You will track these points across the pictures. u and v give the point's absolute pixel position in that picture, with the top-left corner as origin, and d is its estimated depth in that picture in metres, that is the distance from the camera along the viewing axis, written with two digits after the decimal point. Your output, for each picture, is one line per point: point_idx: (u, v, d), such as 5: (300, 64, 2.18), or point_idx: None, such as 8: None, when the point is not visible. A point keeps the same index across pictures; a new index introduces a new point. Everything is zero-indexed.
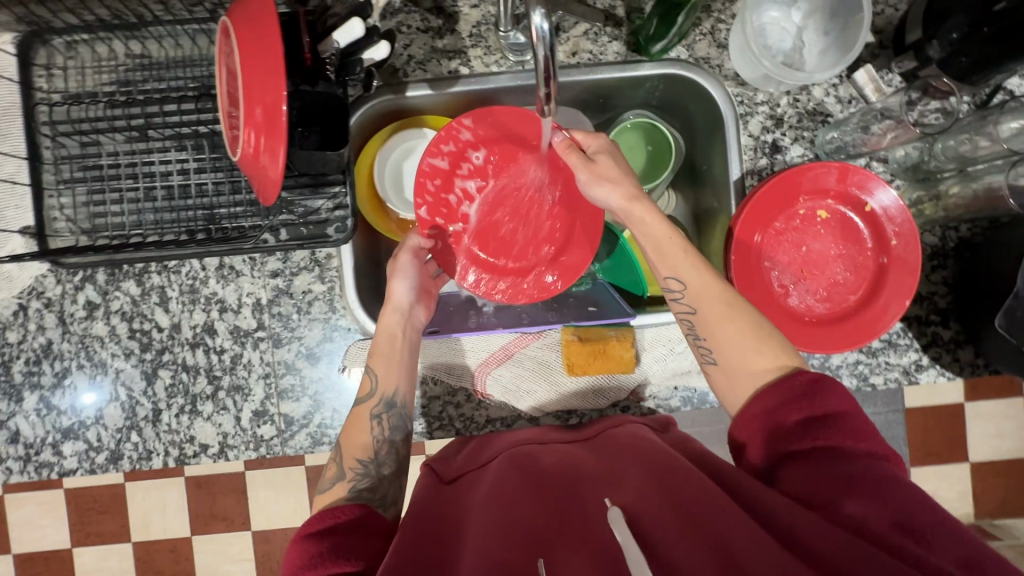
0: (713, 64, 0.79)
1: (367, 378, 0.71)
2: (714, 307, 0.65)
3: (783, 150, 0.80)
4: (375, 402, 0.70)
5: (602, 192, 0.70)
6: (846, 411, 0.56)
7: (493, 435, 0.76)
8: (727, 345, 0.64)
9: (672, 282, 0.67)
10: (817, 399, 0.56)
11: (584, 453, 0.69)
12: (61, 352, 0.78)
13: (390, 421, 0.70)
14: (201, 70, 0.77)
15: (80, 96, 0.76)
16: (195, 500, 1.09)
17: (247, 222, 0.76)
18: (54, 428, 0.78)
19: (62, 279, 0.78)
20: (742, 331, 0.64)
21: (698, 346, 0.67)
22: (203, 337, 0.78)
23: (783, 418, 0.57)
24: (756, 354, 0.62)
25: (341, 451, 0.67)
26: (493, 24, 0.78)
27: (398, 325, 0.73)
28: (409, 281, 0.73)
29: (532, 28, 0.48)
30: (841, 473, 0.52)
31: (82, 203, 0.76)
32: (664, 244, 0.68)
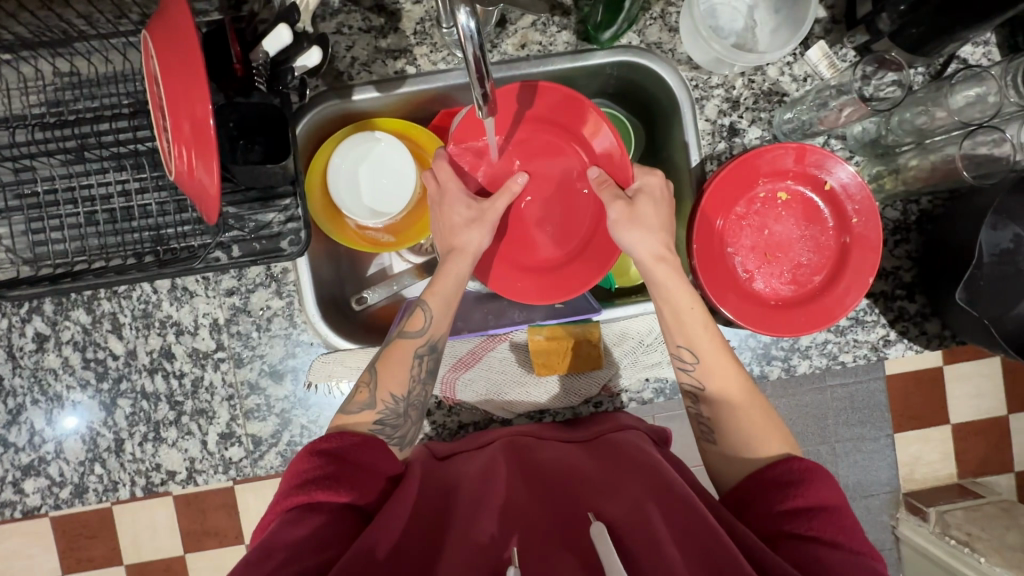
0: (666, 49, 0.78)
1: (421, 313, 0.68)
2: (725, 387, 0.65)
3: (740, 133, 0.79)
4: (424, 341, 0.67)
5: (636, 247, 0.68)
6: (838, 504, 0.55)
7: (485, 431, 0.75)
8: (739, 428, 0.63)
9: (683, 351, 0.66)
10: (808, 485, 0.56)
11: (581, 454, 0.68)
12: (13, 387, 0.76)
13: (428, 365, 0.68)
14: (135, 85, 0.73)
15: (8, 119, 0.73)
16: (185, 517, 1.08)
17: (197, 241, 0.74)
18: (14, 466, 0.76)
19: (7, 313, 0.75)
20: (751, 417, 0.64)
21: (699, 422, 0.67)
22: (161, 361, 0.76)
23: (774, 502, 0.56)
24: (764, 440, 0.62)
25: (376, 381, 0.65)
26: (436, 20, 0.75)
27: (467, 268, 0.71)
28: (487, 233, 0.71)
29: (458, 28, 0.47)
30: (827, 561, 0.51)
31: (20, 232, 0.73)
32: (684, 313, 0.67)
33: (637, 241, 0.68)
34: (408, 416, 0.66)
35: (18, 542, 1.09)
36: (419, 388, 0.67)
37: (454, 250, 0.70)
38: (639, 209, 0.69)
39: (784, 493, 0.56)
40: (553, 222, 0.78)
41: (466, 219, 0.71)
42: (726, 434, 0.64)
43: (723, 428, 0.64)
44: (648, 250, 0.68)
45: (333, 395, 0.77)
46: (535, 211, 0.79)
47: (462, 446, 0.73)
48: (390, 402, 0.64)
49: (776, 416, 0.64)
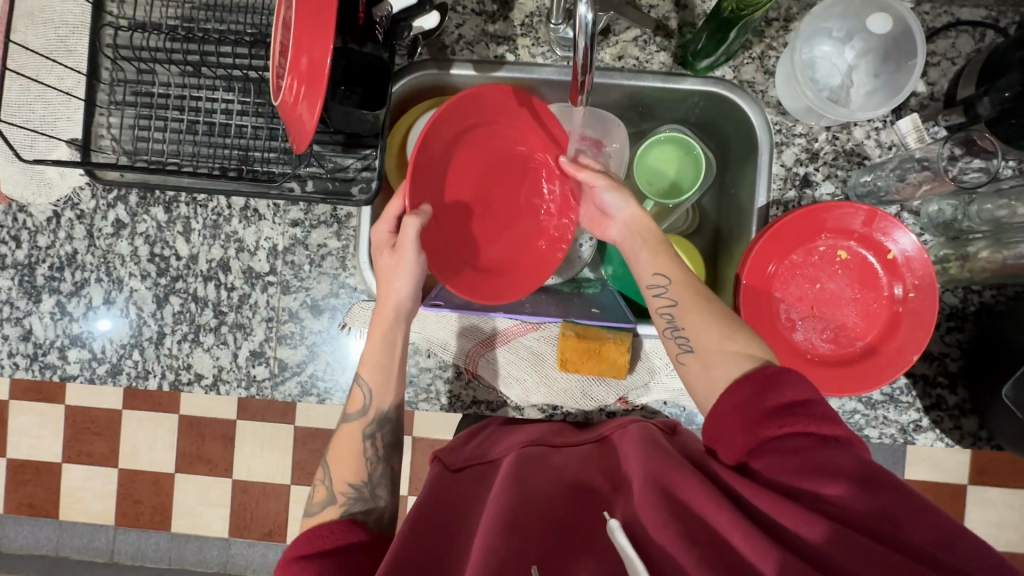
0: (757, 89, 0.79)
1: (359, 391, 0.70)
2: (694, 302, 0.65)
3: (813, 185, 0.78)
4: (367, 421, 0.69)
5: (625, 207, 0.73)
6: (818, 398, 0.54)
7: (495, 436, 0.76)
8: (704, 335, 0.63)
9: (657, 280, 0.68)
10: (783, 390, 0.55)
11: (593, 456, 0.69)
12: (83, 263, 0.81)
13: (384, 440, 0.70)
14: (261, 18, 0.80)
15: (145, 25, 0.80)
16: (185, 437, 1.12)
17: (278, 169, 0.79)
18: (64, 333, 0.82)
19: (97, 194, 0.81)
20: (716, 324, 0.64)
21: (676, 340, 0.65)
22: (217, 272, 0.81)
23: (752, 414, 0.55)
24: (727, 339, 0.62)
25: (331, 479, 0.66)
26: (545, 17, 0.79)
27: (399, 322, 0.71)
28: (412, 282, 0.70)
29: (576, 17, 0.50)
30: (819, 462, 0.51)
31: (129, 125, 0.80)
32: (655, 240, 0.70)
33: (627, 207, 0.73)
34: (378, 498, 0.66)
35: (34, 420, 1.15)
36: (380, 467, 0.69)
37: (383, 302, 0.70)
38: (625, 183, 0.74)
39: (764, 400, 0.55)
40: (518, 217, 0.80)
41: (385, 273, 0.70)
42: (694, 338, 0.64)
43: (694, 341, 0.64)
44: (629, 198, 0.72)
45: (365, 342, 0.80)
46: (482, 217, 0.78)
47: (473, 456, 0.72)
48: (350, 492, 0.66)
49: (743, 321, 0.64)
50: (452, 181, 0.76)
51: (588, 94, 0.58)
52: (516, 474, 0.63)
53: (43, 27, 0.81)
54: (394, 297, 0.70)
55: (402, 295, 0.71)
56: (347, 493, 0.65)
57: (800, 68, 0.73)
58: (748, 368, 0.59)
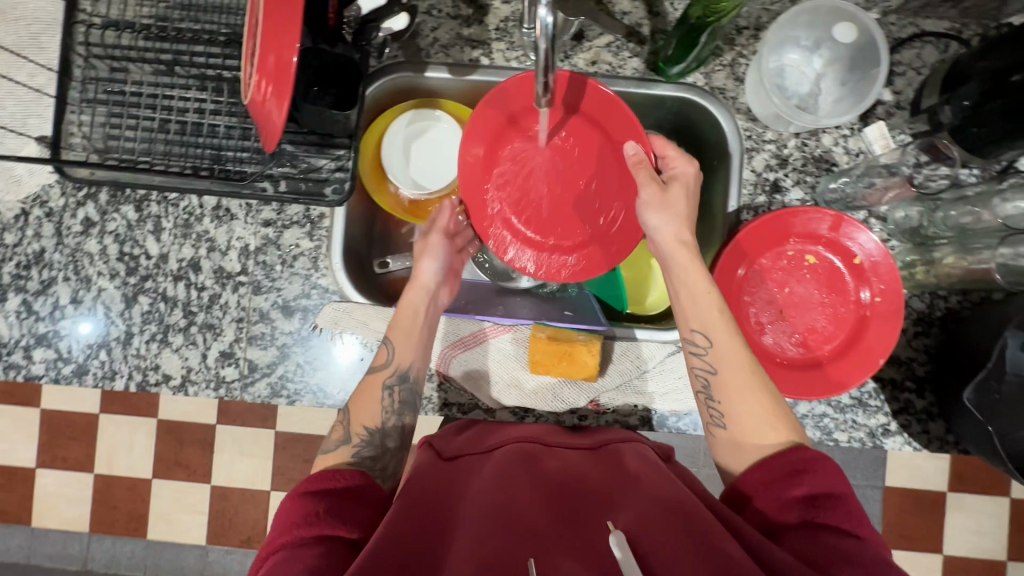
0: (728, 96, 0.80)
1: (384, 349, 0.72)
2: (736, 379, 0.65)
3: (783, 191, 0.79)
4: (389, 372, 0.71)
5: (655, 222, 0.71)
6: (844, 490, 0.55)
7: (495, 426, 0.75)
8: (744, 415, 0.63)
9: (698, 334, 0.66)
10: (816, 476, 0.56)
11: (586, 461, 0.67)
12: (51, 261, 0.80)
13: (400, 396, 0.71)
14: (235, 18, 0.80)
15: (119, 23, 0.80)
16: (164, 442, 1.10)
17: (250, 168, 0.79)
18: (29, 332, 0.80)
19: (67, 192, 0.81)
20: (763, 408, 0.63)
21: (708, 408, 0.66)
22: (187, 271, 0.80)
23: (780, 492, 0.57)
24: (767, 428, 0.62)
25: (351, 417, 0.68)
26: (519, 22, 0.80)
27: (422, 301, 0.75)
28: (437, 264, 0.78)
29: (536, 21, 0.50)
30: (835, 547, 0.51)
31: (100, 123, 0.80)
32: (699, 297, 0.67)
33: (665, 222, 0.70)
34: (387, 447, 0.67)
35: (9, 425, 1.13)
36: (395, 417, 0.70)
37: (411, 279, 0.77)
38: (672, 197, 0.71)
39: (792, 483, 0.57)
40: (584, 208, 0.81)
41: (416, 253, 0.78)
42: (728, 403, 0.64)
43: (728, 406, 0.65)
44: (676, 228, 0.70)
45: (349, 346, 0.79)
46: (544, 199, 0.81)
47: (466, 448, 0.71)
48: (364, 435, 0.67)
49: (788, 405, 0.64)
50: (508, 167, 0.81)
51: (554, 91, 0.58)
52: (511, 479, 0.62)
53: (14, 23, 0.81)
54: (421, 277, 0.77)
55: (429, 275, 0.77)
56: (361, 435, 0.67)
57: (767, 75, 0.75)
58: (777, 453, 0.60)
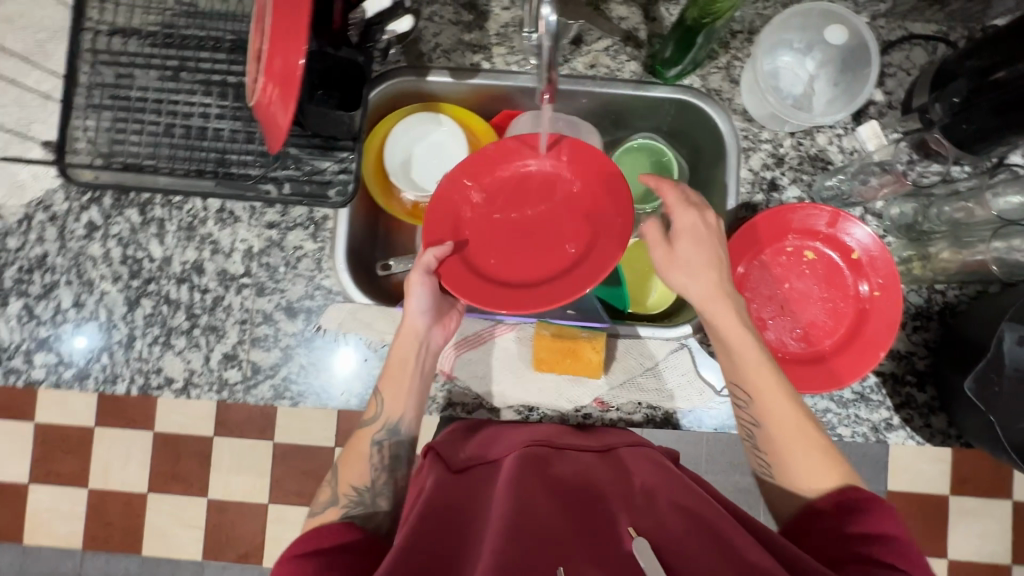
0: (724, 97, 0.81)
1: (374, 402, 0.71)
2: (782, 431, 0.64)
3: (780, 189, 0.81)
4: (379, 427, 0.70)
5: (696, 289, 0.68)
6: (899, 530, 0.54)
7: (497, 434, 0.74)
8: (792, 463, 0.63)
9: (738, 389, 0.67)
10: (868, 516, 0.56)
11: (601, 467, 0.67)
12: (54, 265, 0.80)
13: (391, 451, 0.70)
14: (241, 25, 0.81)
15: (126, 30, 0.81)
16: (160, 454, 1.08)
17: (255, 171, 0.80)
18: (30, 337, 0.80)
19: (70, 197, 0.81)
20: (811, 453, 0.63)
21: (757, 457, 0.67)
22: (191, 274, 0.80)
23: (839, 528, 0.57)
24: (815, 472, 0.62)
25: (339, 478, 0.67)
26: (519, 27, 0.82)
27: (411, 352, 0.72)
28: (428, 311, 0.72)
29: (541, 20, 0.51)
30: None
31: (105, 128, 0.81)
32: (738, 351, 0.66)
33: (696, 282, 0.68)
34: (378, 507, 0.66)
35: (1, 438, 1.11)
36: (385, 474, 0.68)
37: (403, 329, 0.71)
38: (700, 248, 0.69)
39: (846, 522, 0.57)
40: (548, 262, 0.76)
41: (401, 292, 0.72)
42: (781, 454, 0.64)
43: (777, 454, 0.64)
44: (712, 285, 0.67)
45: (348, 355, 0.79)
46: (507, 247, 0.77)
47: (473, 454, 0.69)
48: (353, 494, 0.66)
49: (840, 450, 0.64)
50: (485, 211, 0.78)
51: (556, 89, 0.60)
52: (531, 485, 0.60)
53: (21, 31, 0.82)
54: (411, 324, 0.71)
55: (417, 317, 0.71)
56: (349, 495, 0.66)
57: (761, 76, 0.77)
58: (833, 492, 0.60)
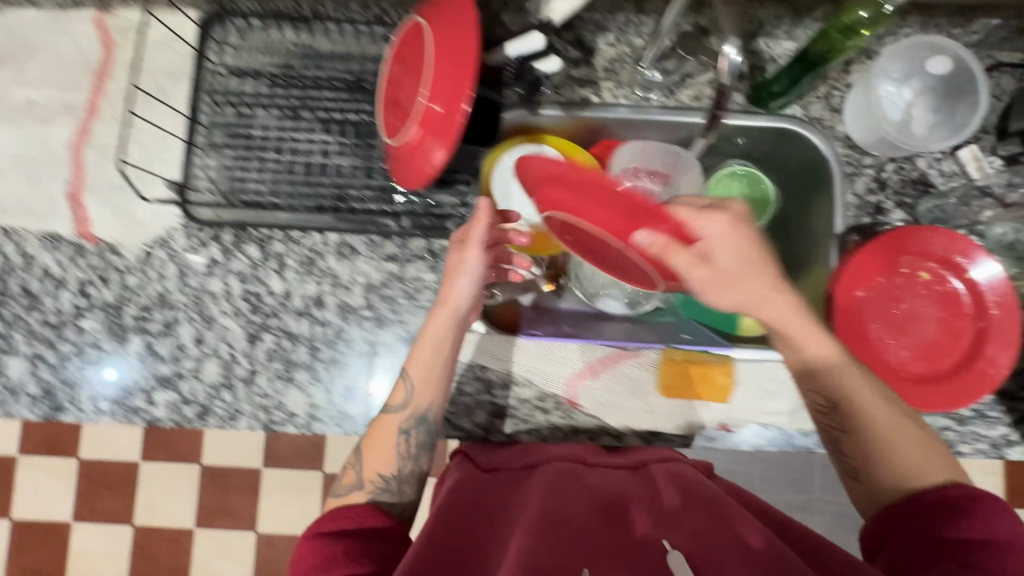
0: (826, 125, 0.85)
1: (402, 383, 0.68)
2: (890, 433, 0.60)
3: (885, 213, 0.83)
4: (407, 415, 0.67)
5: (731, 298, 0.58)
6: (1010, 538, 0.52)
7: (533, 445, 0.74)
8: (895, 458, 0.59)
9: (840, 415, 0.62)
10: (976, 518, 0.53)
11: (630, 479, 0.67)
12: (174, 302, 0.81)
13: (418, 439, 0.66)
14: (357, 64, 0.83)
15: (245, 71, 0.83)
16: (142, 521, 0.83)
17: (375, 206, 0.82)
18: (152, 375, 0.80)
19: (190, 234, 0.82)
20: (909, 449, 0.59)
21: (841, 460, 0.63)
22: (312, 308, 0.81)
23: (938, 530, 0.54)
24: (925, 466, 0.58)
25: (362, 463, 0.64)
26: (627, 62, 0.85)
27: (450, 333, 0.69)
28: (473, 285, 0.70)
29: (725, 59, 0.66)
30: None
31: (226, 166, 0.82)
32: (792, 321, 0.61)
33: (779, 303, 0.60)
34: (404, 494, 0.64)
35: None
36: (411, 464, 0.65)
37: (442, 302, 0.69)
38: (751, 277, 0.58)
39: (941, 521, 0.54)
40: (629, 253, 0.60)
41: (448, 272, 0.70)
42: (865, 469, 0.61)
43: (860, 461, 0.61)
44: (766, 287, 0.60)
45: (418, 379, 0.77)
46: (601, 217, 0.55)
47: (509, 462, 0.71)
48: (379, 482, 0.64)
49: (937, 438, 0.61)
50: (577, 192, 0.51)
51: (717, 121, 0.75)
52: (558, 489, 0.61)
53: (141, 74, 0.84)
54: (453, 298, 0.69)
55: (463, 294, 0.70)
56: (375, 482, 0.63)
57: (875, 104, 0.80)
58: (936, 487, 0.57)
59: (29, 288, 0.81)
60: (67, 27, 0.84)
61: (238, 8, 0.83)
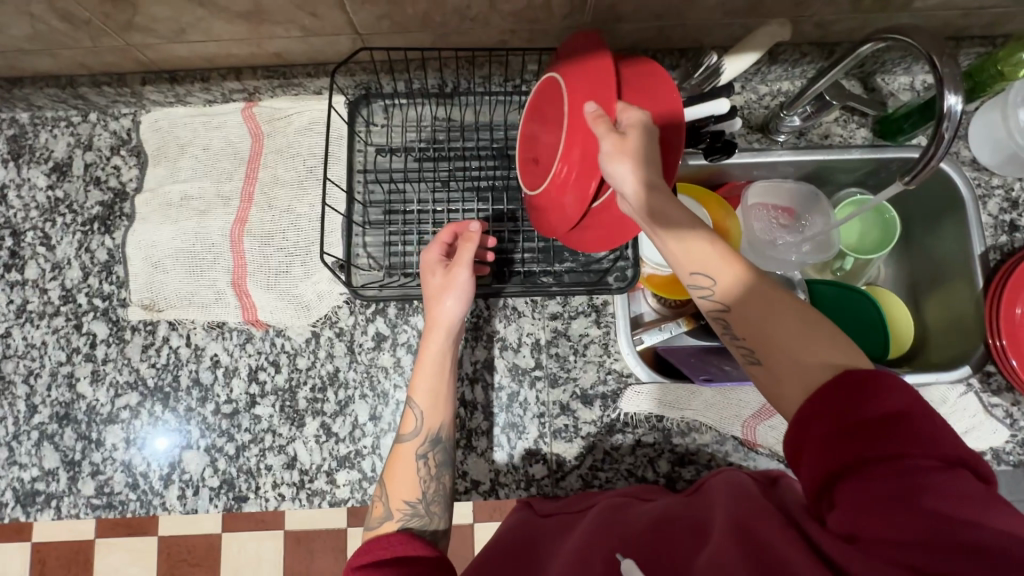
0: (951, 151, 0.88)
1: (409, 412, 0.70)
2: (752, 306, 0.52)
3: (1021, 229, 0.86)
4: (420, 440, 0.69)
5: (623, 179, 0.57)
6: (860, 422, 0.42)
7: (589, 493, 0.74)
8: (780, 344, 0.49)
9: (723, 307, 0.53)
10: (887, 390, 0.43)
11: (682, 502, 0.65)
12: (346, 380, 0.82)
13: (436, 460, 0.69)
14: (502, 134, 0.87)
15: (394, 149, 0.86)
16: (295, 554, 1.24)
17: (536, 267, 0.84)
18: (331, 456, 0.79)
19: (355, 310, 0.83)
20: (811, 342, 0.48)
21: (738, 347, 0.53)
22: (483, 372, 0.83)
23: (858, 412, 0.43)
24: (815, 348, 0.47)
25: (389, 495, 0.66)
26: (757, 109, 0.89)
27: (447, 342, 0.72)
28: (461, 303, 0.73)
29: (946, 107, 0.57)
30: (883, 484, 0.40)
31: (384, 242, 0.84)
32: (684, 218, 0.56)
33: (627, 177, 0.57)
34: (435, 516, 0.66)
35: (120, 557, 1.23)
36: (435, 485, 0.68)
37: (432, 321, 0.73)
38: (634, 139, 0.57)
39: (849, 412, 0.43)
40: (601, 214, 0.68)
41: (435, 296, 0.73)
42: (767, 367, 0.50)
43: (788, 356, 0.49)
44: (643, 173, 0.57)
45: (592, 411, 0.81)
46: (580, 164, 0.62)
47: (565, 507, 0.73)
48: (407, 509, 0.65)
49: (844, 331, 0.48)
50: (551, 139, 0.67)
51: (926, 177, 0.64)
52: (602, 526, 0.62)
53: (293, 160, 0.86)
54: (443, 319, 0.73)
55: (451, 315, 0.73)
56: (404, 509, 0.65)
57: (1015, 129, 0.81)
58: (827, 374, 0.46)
59: (200, 380, 0.82)
60: (215, 122, 0.87)
61: (386, 88, 0.85)
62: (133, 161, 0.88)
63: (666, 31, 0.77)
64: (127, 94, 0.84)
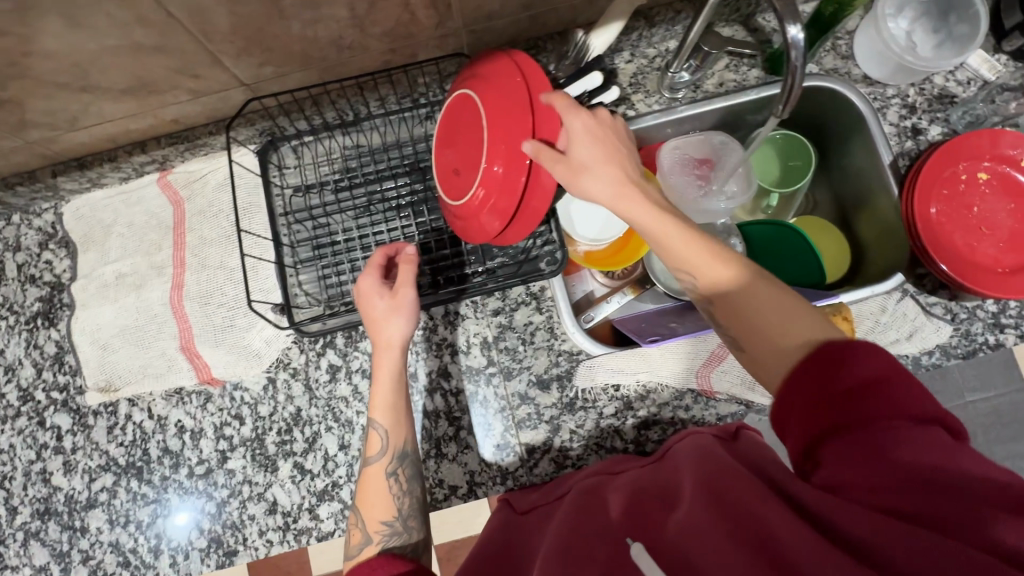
0: (842, 73, 0.91)
1: (374, 433, 0.71)
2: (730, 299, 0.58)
3: (923, 131, 0.88)
4: (387, 459, 0.70)
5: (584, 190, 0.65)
6: (836, 386, 0.47)
7: (560, 480, 0.75)
8: (757, 328, 0.55)
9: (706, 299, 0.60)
10: (858, 360, 0.47)
11: (653, 471, 0.66)
12: (310, 417, 0.83)
13: (406, 474, 0.71)
14: (411, 150, 0.89)
15: (311, 186, 0.88)
16: None
17: (469, 268, 0.86)
18: (310, 492, 0.81)
19: (305, 348, 0.85)
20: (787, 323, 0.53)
21: (725, 335, 0.59)
22: (439, 381, 0.85)
23: (831, 381, 0.47)
24: (788, 327, 0.53)
25: (365, 518, 0.67)
26: (649, 72, 0.91)
27: (396, 359, 0.73)
28: (408, 322, 0.74)
29: (789, 39, 0.59)
30: (864, 442, 0.44)
31: (318, 277, 0.86)
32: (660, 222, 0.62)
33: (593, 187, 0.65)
34: (411, 527, 0.68)
35: None
36: (408, 499, 0.69)
37: (380, 342, 0.73)
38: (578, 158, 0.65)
39: (820, 383, 0.48)
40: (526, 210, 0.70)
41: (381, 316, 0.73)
42: (750, 349, 0.56)
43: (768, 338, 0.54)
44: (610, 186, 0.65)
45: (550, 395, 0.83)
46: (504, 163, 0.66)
47: (542, 499, 0.74)
48: (384, 529, 0.67)
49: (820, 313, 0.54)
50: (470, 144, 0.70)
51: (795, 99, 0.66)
52: (574, 509, 0.63)
53: (215, 218, 0.88)
54: (390, 338, 0.73)
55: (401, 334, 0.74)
56: (381, 530, 0.66)
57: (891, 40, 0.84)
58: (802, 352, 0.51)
59: (169, 448, 0.83)
60: (134, 197, 0.89)
61: (288, 130, 0.87)
62: (63, 252, 0.90)
63: (538, 18, 0.79)
64: (42, 189, 0.86)
